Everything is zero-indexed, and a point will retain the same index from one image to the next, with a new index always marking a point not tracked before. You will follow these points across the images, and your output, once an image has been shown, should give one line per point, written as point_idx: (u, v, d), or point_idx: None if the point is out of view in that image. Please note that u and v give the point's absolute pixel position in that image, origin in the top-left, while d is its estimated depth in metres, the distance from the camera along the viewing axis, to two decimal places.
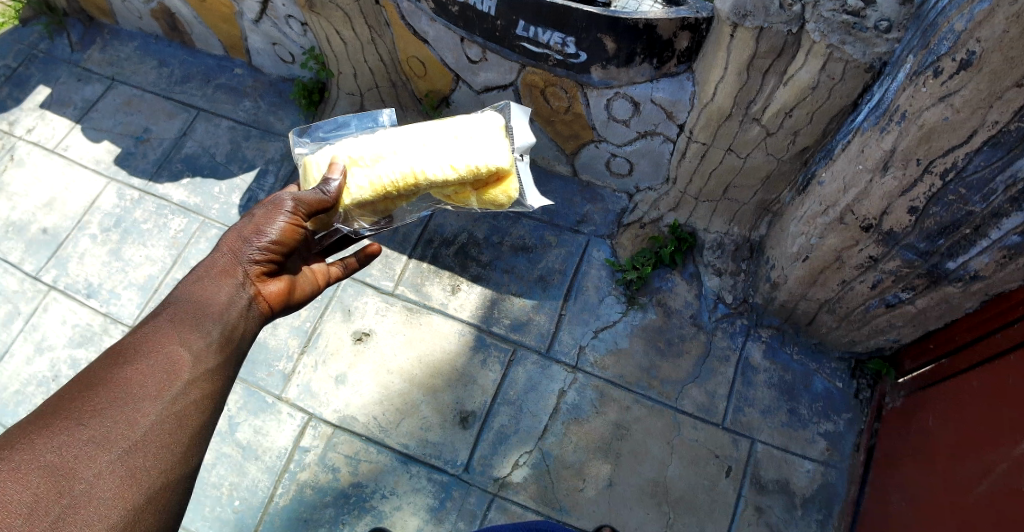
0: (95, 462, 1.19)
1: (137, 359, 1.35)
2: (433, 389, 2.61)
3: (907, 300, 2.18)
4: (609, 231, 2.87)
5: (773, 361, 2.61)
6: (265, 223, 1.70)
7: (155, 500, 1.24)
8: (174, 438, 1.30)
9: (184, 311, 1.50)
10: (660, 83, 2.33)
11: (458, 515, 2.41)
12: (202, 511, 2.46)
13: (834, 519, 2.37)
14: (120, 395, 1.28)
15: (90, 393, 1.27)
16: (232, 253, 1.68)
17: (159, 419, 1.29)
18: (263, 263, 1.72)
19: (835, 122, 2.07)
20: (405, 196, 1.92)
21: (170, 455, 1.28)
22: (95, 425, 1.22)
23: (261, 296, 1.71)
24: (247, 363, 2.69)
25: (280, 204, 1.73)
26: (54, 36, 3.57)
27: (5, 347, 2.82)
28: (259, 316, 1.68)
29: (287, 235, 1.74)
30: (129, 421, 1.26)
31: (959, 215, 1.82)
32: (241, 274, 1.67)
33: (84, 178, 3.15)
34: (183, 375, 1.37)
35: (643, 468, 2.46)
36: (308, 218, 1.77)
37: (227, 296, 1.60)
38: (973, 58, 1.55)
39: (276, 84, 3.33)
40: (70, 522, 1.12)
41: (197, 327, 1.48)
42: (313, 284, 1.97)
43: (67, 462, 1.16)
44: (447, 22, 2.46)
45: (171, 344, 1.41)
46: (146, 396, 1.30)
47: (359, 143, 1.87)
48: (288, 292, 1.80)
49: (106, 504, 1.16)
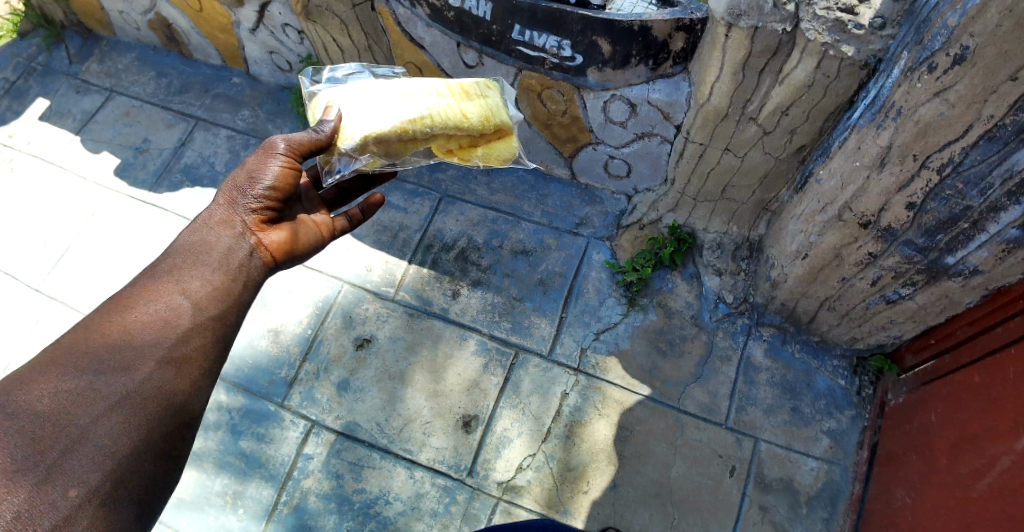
0: (94, 406, 1.25)
1: (137, 309, 1.44)
2: (435, 394, 2.61)
3: (907, 296, 2.18)
4: (609, 233, 2.88)
5: (774, 360, 2.62)
6: (258, 169, 1.73)
7: (154, 445, 1.30)
8: (172, 386, 1.37)
9: (183, 257, 1.58)
10: (656, 85, 2.34)
11: (462, 520, 2.40)
12: (205, 520, 2.45)
13: (839, 517, 2.36)
14: (121, 343, 1.36)
15: (91, 341, 1.35)
16: (230, 205, 1.70)
17: (160, 365, 1.37)
18: (261, 212, 1.73)
19: (831, 120, 2.09)
20: (415, 143, 1.96)
21: (169, 402, 1.36)
22: (93, 372, 1.29)
23: (262, 245, 1.71)
24: (249, 370, 2.70)
25: (273, 149, 1.74)
26: (53, 49, 3.59)
27: (6, 361, 2.81)
28: (260, 267, 1.69)
29: (283, 180, 1.75)
30: (129, 368, 1.33)
31: (957, 210, 1.83)
32: (239, 224, 1.69)
33: (85, 189, 3.16)
34: (183, 323, 1.46)
35: (648, 469, 2.46)
36: (301, 161, 1.79)
37: (226, 244, 1.65)
38: (967, 53, 1.56)
39: (274, 92, 3.34)
40: (69, 462, 1.18)
41: (195, 273, 1.55)
42: (321, 236, 1.92)
43: (67, 404, 1.23)
44: (443, 28, 2.47)
45: (169, 292, 1.49)
46: (145, 344, 1.38)
47: (368, 89, 1.91)
48: (290, 242, 1.79)
49: (106, 445, 1.23)
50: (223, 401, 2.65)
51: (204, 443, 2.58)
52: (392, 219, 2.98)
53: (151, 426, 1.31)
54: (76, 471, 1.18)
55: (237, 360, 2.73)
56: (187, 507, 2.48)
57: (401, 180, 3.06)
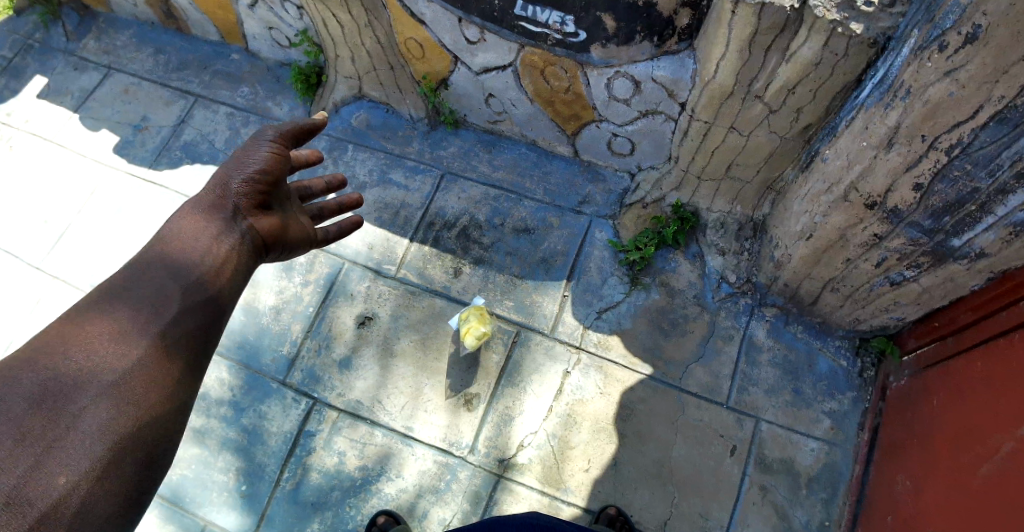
0: (81, 394, 1.26)
1: (125, 293, 1.43)
2: (437, 373, 2.63)
3: (911, 278, 2.16)
4: (611, 212, 2.86)
5: (776, 340, 2.61)
6: (249, 154, 1.78)
7: (143, 430, 1.31)
8: (161, 370, 1.37)
9: (169, 241, 1.58)
10: (661, 62, 2.28)
11: (464, 497, 2.43)
12: (211, 497, 2.50)
13: (838, 496, 2.39)
14: (108, 328, 1.36)
15: (78, 326, 1.35)
16: (220, 189, 1.72)
17: (148, 350, 1.37)
18: (253, 196, 1.75)
19: (838, 99, 2.05)
20: None
21: (159, 386, 1.36)
22: (80, 359, 1.30)
23: (255, 228, 1.73)
24: (252, 349, 2.72)
25: (263, 136, 1.81)
26: (49, 26, 3.55)
27: (10, 340, 2.83)
28: (252, 250, 1.71)
29: (274, 165, 1.80)
30: (117, 354, 1.33)
31: (964, 193, 1.80)
32: (231, 207, 1.71)
33: (85, 167, 3.15)
34: (172, 306, 1.45)
35: (648, 448, 2.48)
36: (289, 147, 1.86)
37: (218, 227, 1.66)
38: (979, 32, 1.52)
39: (273, 69, 3.30)
40: (57, 451, 1.19)
41: (183, 258, 1.55)
42: (310, 228, 1.94)
43: (54, 393, 1.24)
44: (444, 4, 2.43)
45: (157, 276, 1.48)
46: (133, 329, 1.38)
47: None
48: (280, 228, 1.80)
49: (94, 432, 1.24)
50: (226, 380, 2.68)
51: (208, 421, 2.61)
52: (393, 198, 2.96)
53: (141, 411, 1.31)
54: (64, 460, 1.19)
55: (239, 338, 2.74)
56: (194, 484, 2.52)
57: (402, 157, 3.04)
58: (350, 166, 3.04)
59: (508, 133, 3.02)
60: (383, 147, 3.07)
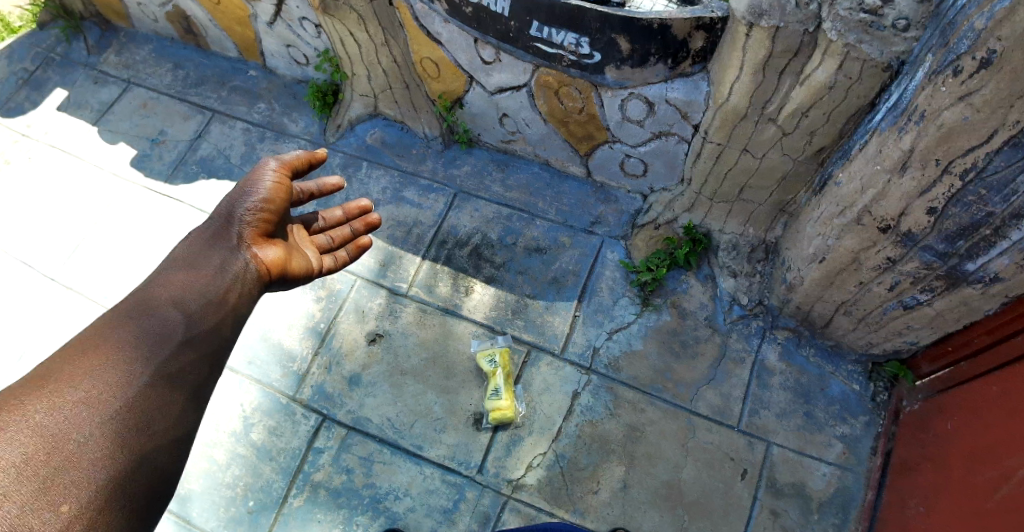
0: (85, 423, 1.27)
1: (131, 324, 1.46)
2: (447, 390, 2.61)
3: (925, 302, 2.15)
4: (623, 232, 2.87)
5: (788, 364, 2.60)
6: (250, 185, 1.81)
7: (143, 460, 1.31)
8: (165, 400, 1.39)
9: (176, 274, 1.63)
10: (674, 84, 2.32)
11: (472, 517, 2.40)
12: (216, 512, 2.47)
13: (851, 523, 2.34)
14: (113, 357, 1.38)
15: (85, 357, 1.37)
16: (225, 219, 1.76)
17: (152, 380, 1.39)
18: (257, 226, 1.78)
19: (852, 122, 2.06)
20: None
21: (162, 417, 1.38)
22: (85, 388, 1.31)
23: (260, 259, 1.75)
24: (261, 364, 2.72)
25: (264, 167, 1.84)
26: (71, 40, 3.62)
27: (21, 351, 2.82)
28: (258, 280, 1.73)
29: (275, 195, 1.83)
30: (122, 383, 1.35)
31: (979, 216, 1.80)
32: (235, 238, 1.74)
33: (102, 180, 3.18)
34: (177, 336, 1.48)
35: (658, 470, 2.45)
36: (290, 179, 1.89)
37: (221, 259, 1.69)
38: (993, 57, 1.53)
39: (290, 86, 3.35)
40: (58, 481, 1.19)
41: (188, 289, 1.58)
42: (314, 261, 1.96)
43: (58, 421, 1.25)
44: (461, 23, 2.47)
45: (162, 305, 1.52)
46: (138, 358, 1.40)
47: None
48: (285, 259, 1.82)
49: (96, 461, 1.24)
50: (235, 394, 2.67)
51: (215, 435, 2.60)
52: (405, 215, 2.98)
53: (144, 440, 1.33)
54: (67, 489, 1.19)
55: (250, 352, 2.75)
56: (199, 498, 2.50)
57: (415, 175, 3.07)
58: (364, 184, 3.07)
59: (521, 153, 3.04)
60: (397, 164, 3.10)
